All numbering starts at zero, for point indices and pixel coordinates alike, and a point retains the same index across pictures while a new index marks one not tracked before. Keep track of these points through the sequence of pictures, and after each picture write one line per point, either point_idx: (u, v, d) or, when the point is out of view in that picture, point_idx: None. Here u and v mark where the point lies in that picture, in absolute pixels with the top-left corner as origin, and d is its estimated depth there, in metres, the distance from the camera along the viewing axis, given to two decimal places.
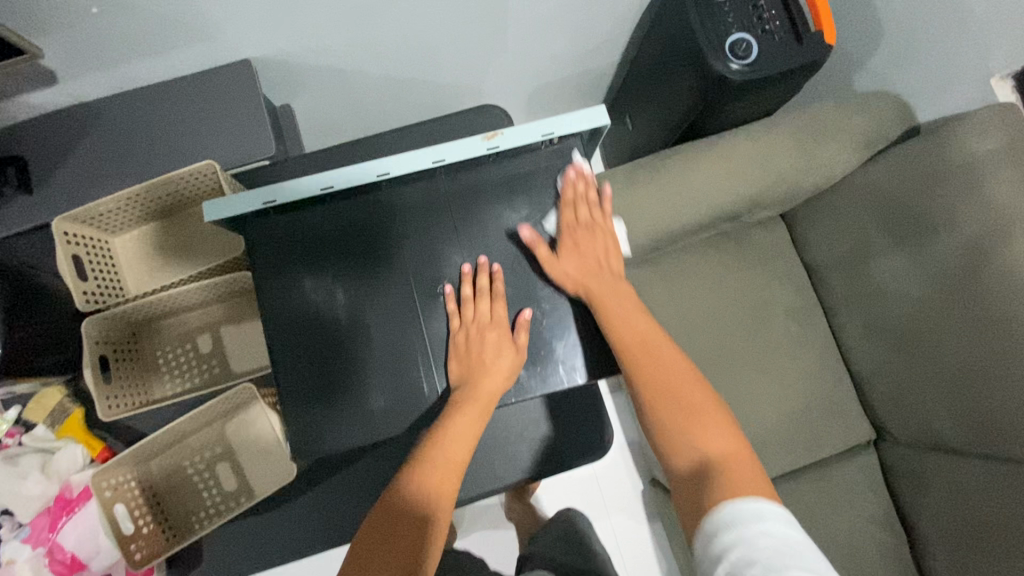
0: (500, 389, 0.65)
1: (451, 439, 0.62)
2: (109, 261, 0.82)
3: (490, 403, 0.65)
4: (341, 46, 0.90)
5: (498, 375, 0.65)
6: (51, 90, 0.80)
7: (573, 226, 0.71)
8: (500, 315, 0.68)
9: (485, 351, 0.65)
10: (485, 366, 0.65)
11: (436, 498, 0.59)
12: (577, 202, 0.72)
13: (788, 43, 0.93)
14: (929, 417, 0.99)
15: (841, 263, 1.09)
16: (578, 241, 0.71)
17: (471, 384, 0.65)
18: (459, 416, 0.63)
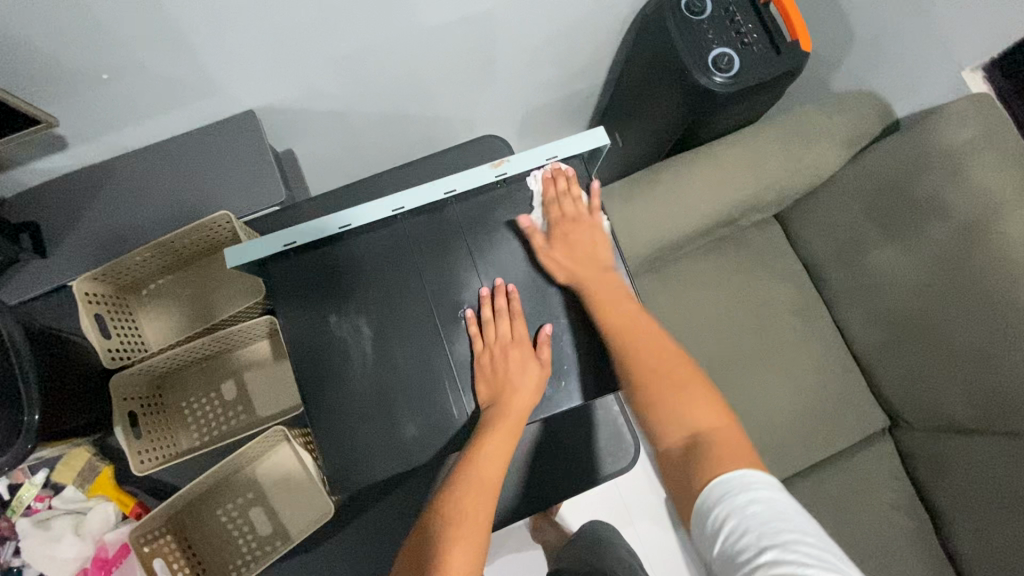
0: (528, 405, 0.67)
1: (485, 457, 0.63)
2: (128, 318, 0.83)
3: (521, 420, 0.66)
4: (341, 90, 0.93)
5: (526, 392, 0.66)
6: (61, 155, 0.82)
7: (563, 220, 0.73)
8: (523, 333, 0.70)
9: (510, 370, 0.67)
10: (512, 383, 0.66)
11: (473, 521, 0.60)
12: (560, 199, 0.74)
13: (766, 53, 0.97)
14: (940, 399, 1.02)
15: (838, 256, 1.12)
16: (569, 234, 0.73)
17: (502, 402, 0.66)
18: (491, 434, 0.64)
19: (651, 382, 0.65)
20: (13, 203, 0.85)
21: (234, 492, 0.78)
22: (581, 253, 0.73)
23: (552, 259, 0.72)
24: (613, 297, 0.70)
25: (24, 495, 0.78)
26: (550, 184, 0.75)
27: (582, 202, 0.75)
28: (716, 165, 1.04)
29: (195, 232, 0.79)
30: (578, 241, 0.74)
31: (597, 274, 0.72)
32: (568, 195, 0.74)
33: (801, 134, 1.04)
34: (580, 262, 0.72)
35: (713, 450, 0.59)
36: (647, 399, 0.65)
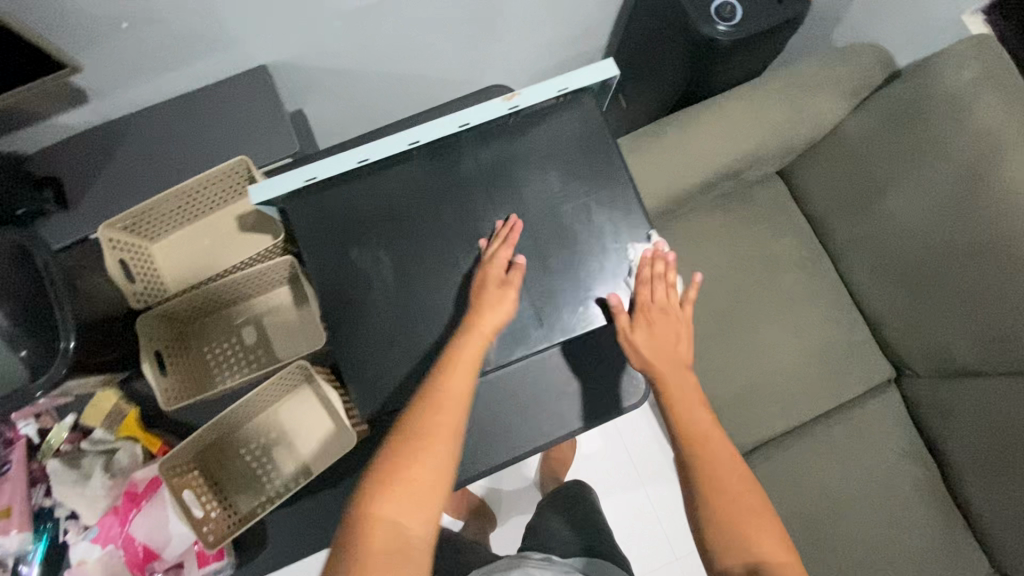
0: (496, 322, 0.67)
1: (450, 368, 0.63)
2: (149, 266, 0.85)
3: (488, 336, 0.66)
4: (351, 47, 0.95)
5: (490, 309, 0.67)
6: (80, 110, 0.84)
7: (649, 305, 0.71)
8: (487, 253, 0.69)
9: (476, 292, 0.68)
10: (476, 303, 0.67)
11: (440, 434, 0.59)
12: (652, 282, 0.72)
13: (769, 2, 0.99)
14: (946, 344, 1.03)
15: (841, 207, 1.14)
16: (652, 322, 0.71)
17: (467, 321, 0.67)
18: (463, 346, 0.65)
19: (724, 503, 0.62)
20: (35, 158, 0.87)
21: (256, 433, 0.80)
22: (665, 346, 0.70)
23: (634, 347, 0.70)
24: (683, 400, 0.68)
25: (52, 440, 0.80)
26: (646, 264, 0.73)
27: (675, 287, 0.73)
28: (720, 117, 1.05)
29: (214, 180, 0.81)
30: (662, 329, 0.71)
31: (675, 374, 0.69)
32: (663, 281, 0.72)
33: (803, 86, 1.06)
34: (664, 358, 0.69)
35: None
36: (716, 509, 0.62)
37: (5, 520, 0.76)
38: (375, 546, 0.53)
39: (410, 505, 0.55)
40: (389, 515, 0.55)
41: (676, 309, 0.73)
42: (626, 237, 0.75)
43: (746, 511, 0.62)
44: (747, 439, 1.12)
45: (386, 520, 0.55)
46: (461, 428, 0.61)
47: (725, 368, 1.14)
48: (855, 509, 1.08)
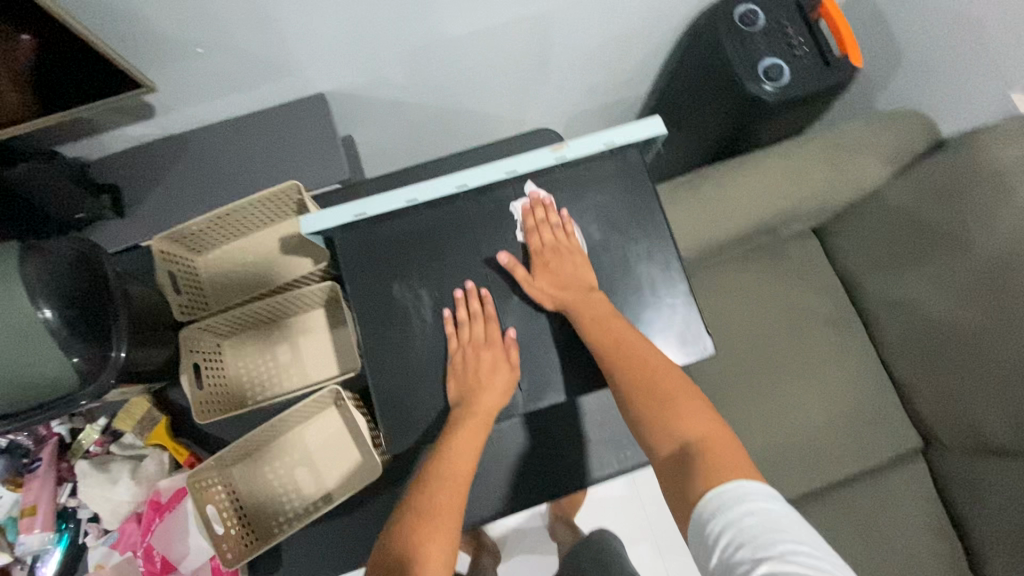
0: (496, 404, 0.67)
1: (455, 448, 0.63)
2: (194, 280, 0.87)
3: (489, 419, 0.67)
4: (405, 81, 0.98)
5: (494, 392, 0.68)
6: (145, 124, 0.88)
7: (541, 251, 0.73)
8: (494, 334, 0.71)
9: (479, 368, 0.68)
10: (481, 383, 0.68)
11: (445, 513, 0.59)
12: (539, 228, 0.75)
13: (817, 66, 1.00)
14: (976, 420, 1.00)
15: (877, 269, 1.13)
16: (550, 263, 0.73)
17: (470, 401, 0.67)
18: (465, 427, 0.65)
19: (640, 396, 0.64)
20: (96, 165, 0.90)
21: (281, 452, 0.81)
22: (569, 280, 0.73)
23: (539, 291, 0.72)
24: (598, 319, 0.69)
25: (83, 440, 0.81)
26: (528, 212, 0.75)
27: (557, 228, 0.75)
28: (760, 172, 1.06)
29: (265, 201, 0.84)
30: (561, 268, 0.73)
31: (583, 295, 0.71)
32: (548, 223, 0.75)
33: (844, 148, 1.06)
34: (566, 291, 0.71)
35: (704, 465, 0.55)
36: (638, 406, 0.64)
37: (31, 518, 0.78)
38: None
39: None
40: None
41: (573, 243, 0.75)
42: (664, 290, 0.75)
43: (661, 397, 0.63)
44: None
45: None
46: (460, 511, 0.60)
47: (746, 422, 1.12)
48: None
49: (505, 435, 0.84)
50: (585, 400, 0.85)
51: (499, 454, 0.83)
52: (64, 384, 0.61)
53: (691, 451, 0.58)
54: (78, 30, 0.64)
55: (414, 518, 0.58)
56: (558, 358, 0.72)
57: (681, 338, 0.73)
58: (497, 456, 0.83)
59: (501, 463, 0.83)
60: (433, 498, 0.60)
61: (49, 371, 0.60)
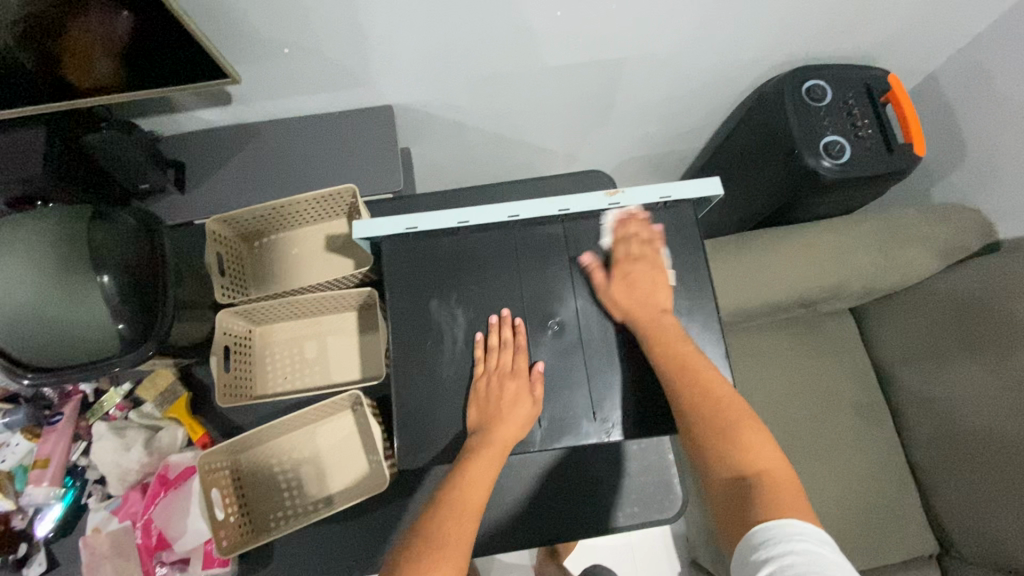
0: (514, 437, 0.67)
1: (468, 477, 0.62)
2: (239, 263, 0.90)
3: (504, 451, 0.65)
4: (470, 104, 1.00)
5: (513, 425, 0.67)
6: (220, 110, 0.92)
7: (623, 258, 0.74)
8: (522, 366, 0.71)
9: (503, 399, 0.68)
10: (502, 414, 0.67)
11: (456, 542, 0.57)
12: (628, 240, 0.75)
13: (879, 150, 1.01)
14: (996, 534, 0.93)
15: (915, 360, 1.09)
16: (629, 271, 0.73)
17: (489, 431, 0.66)
18: (480, 457, 0.64)
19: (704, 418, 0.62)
20: (168, 142, 0.95)
21: (292, 447, 0.81)
22: (643, 293, 0.72)
23: (610, 298, 0.73)
24: (664, 339, 0.68)
25: (105, 402, 0.83)
26: (622, 224, 0.77)
27: (648, 244, 0.75)
28: (805, 245, 1.05)
29: (320, 200, 0.86)
30: (638, 280, 0.73)
31: (651, 315, 0.70)
32: (639, 236, 0.76)
33: (895, 234, 1.05)
34: (636, 304, 0.71)
35: (766, 499, 0.56)
36: (694, 432, 0.63)
37: (41, 470, 0.79)
38: None
39: None
40: None
41: (658, 261, 0.74)
42: (699, 348, 0.73)
43: (721, 428, 0.62)
44: None
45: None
46: (471, 542, 0.59)
47: None
48: None
49: (514, 469, 0.82)
50: (599, 447, 0.84)
51: (504, 487, 0.81)
52: (104, 349, 0.63)
53: (750, 486, 0.58)
54: (188, 25, 0.67)
55: (423, 548, 0.56)
56: (580, 400, 0.72)
57: None
58: (502, 488, 0.81)
59: (504, 496, 0.81)
60: (445, 525, 0.58)
61: (93, 335, 0.63)
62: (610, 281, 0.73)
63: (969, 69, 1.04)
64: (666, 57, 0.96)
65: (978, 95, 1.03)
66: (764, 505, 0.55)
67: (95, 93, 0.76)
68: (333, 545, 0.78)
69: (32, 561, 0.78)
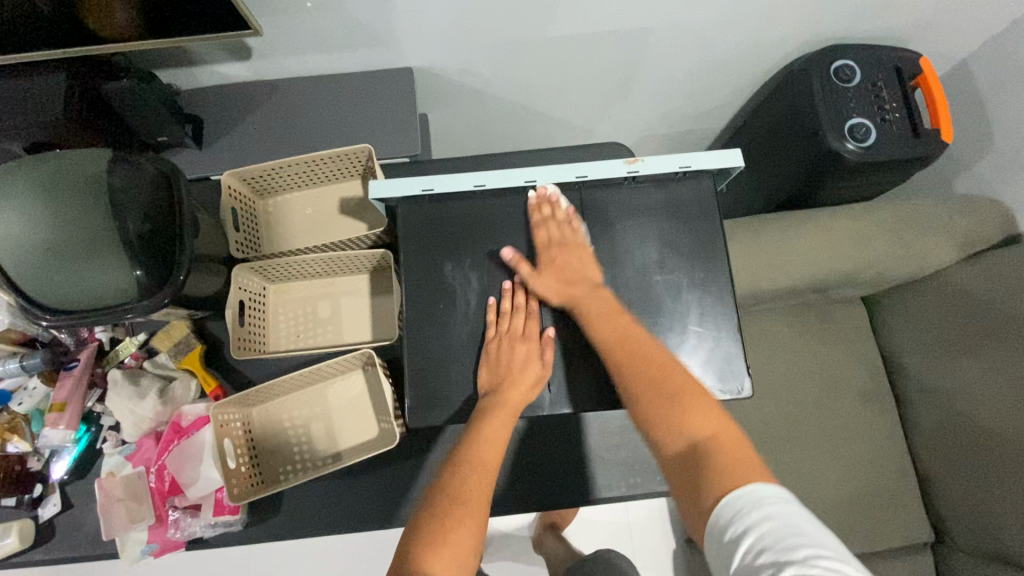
0: (525, 398, 0.68)
1: (483, 435, 0.63)
2: (253, 219, 0.90)
3: (517, 411, 0.67)
4: (490, 72, 0.99)
5: (523, 387, 0.68)
6: (239, 65, 0.91)
7: (549, 247, 0.73)
8: (533, 331, 0.72)
9: (514, 362, 0.69)
10: (512, 376, 0.68)
11: (478, 498, 0.59)
12: (546, 223, 0.74)
13: (905, 134, 0.99)
14: (997, 525, 0.93)
15: (923, 349, 1.08)
16: (556, 259, 0.73)
17: (500, 392, 0.67)
18: (493, 417, 0.65)
19: (649, 390, 0.62)
20: (186, 95, 0.94)
21: (303, 403, 0.83)
22: (574, 275, 0.72)
23: (544, 288, 0.72)
24: (608, 323, 0.68)
25: (121, 351, 0.83)
26: (533, 211, 0.74)
27: (565, 224, 0.74)
28: (823, 229, 1.04)
29: (337, 159, 0.86)
30: (568, 264, 0.73)
31: (591, 296, 0.71)
32: (555, 219, 0.74)
33: (916, 222, 1.03)
34: (572, 286, 0.71)
35: (715, 461, 0.55)
36: (644, 406, 0.62)
37: (58, 413, 0.79)
38: None
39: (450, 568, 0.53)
40: None
41: (579, 239, 0.74)
42: (711, 322, 0.74)
43: (669, 397, 0.61)
44: None
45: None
46: (490, 496, 0.60)
47: None
48: None
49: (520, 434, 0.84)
50: (605, 416, 0.85)
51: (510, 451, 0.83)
52: (126, 293, 0.64)
53: (700, 451, 0.57)
54: None
55: (445, 502, 0.58)
56: (591, 369, 0.72)
57: (720, 372, 0.72)
58: (508, 452, 0.83)
59: (509, 460, 0.83)
60: (465, 483, 0.60)
61: (114, 276, 0.63)
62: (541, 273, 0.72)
63: (1001, 58, 1.01)
64: (695, 29, 0.93)
65: (1008, 82, 1.00)
66: (714, 468, 0.55)
67: (118, 40, 0.75)
68: (340, 498, 0.80)
69: (47, 501, 0.81)
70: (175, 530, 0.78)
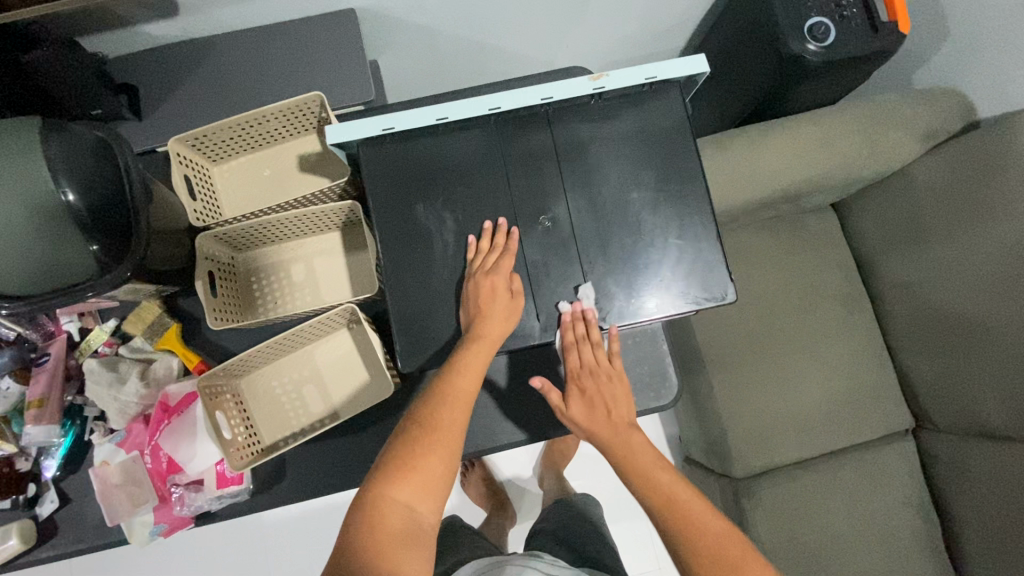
0: (501, 332, 0.67)
1: (460, 365, 0.63)
2: (210, 189, 0.86)
3: (494, 345, 0.66)
4: (437, 6, 0.93)
5: (498, 320, 0.67)
6: (166, 23, 0.84)
7: (580, 373, 0.71)
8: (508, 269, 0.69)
9: (489, 299, 0.67)
10: (485, 310, 0.67)
11: (450, 429, 0.60)
12: (578, 346, 0.71)
13: (864, 30, 0.98)
14: (971, 401, 0.99)
15: (893, 245, 1.11)
16: (588, 392, 0.72)
17: (475, 325, 0.66)
18: (468, 349, 0.64)
19: (703, 551, 0.61)
20: (115, 63, 0.87)
21: (292, 367, 0.81)
22: (605, 411, 0.71)
23: (573, 420, 0.72)
24: (645, 465, 0.68)
25: (92, 340, 0.80)
26: (568, 325, 0.71)
27: (599, 344, 0.72)
28: (790, 136, 1.04)
29: (288, 113, 0.81)
30: (597, 397, 0.72)
31: (621, 436, 0.70)
32: (588, 342, 0.71)
33: (880, 119, 1.04)
34: (604, 427, 0.71)
35: None
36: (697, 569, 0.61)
37: (38, 410, 0.76)
38: (387, 531, 0.53)
39: (416, 490, 0.55)
40: (403, 502, 0.55)
41: (612, 364, 0.72)
42: (691, 234, 0.74)
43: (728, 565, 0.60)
44: (755, 461, 1.10)
45: (393, 512, 0.54)
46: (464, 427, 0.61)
47: (746, 387, 1.13)
48: (847, 545, 1.05)
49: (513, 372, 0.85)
50: None
51: (504, 388, 0.85)
52: (82, 269, 0.61)
53: None
54: None
55: (417, 433, 0.58)
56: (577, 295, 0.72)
57: (703, 282, 0.73)
58: (503, 388, 0.84)
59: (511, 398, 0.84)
60: (439, 413, 0.60)
61: (67, 255, 0.60)
62: (572, 403, 0.72)
63: None
64: None
65: None
66: None
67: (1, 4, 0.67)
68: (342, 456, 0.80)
69: (45, 499, 0.79)
70: (180, 507, 0.77)
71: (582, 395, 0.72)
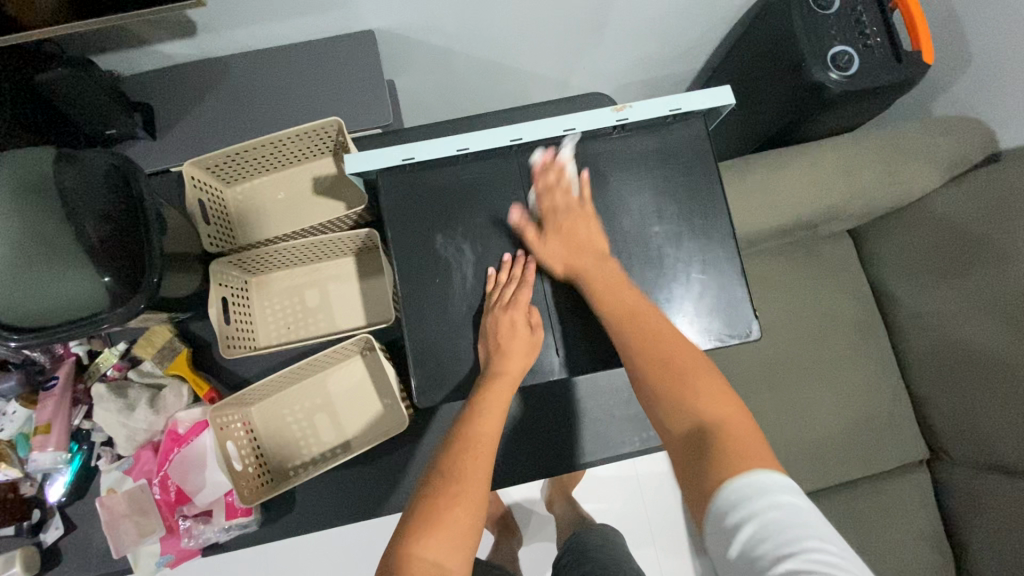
0: (521, 369, 0.66)
1: (483, 410, 0.62)
2: (223, 211, 0.84)
3: (515, 384, 0.65)
4: (456, 28, 0.92)
5: (518, 358, 0.66)
6: (182, 43, 0.83)
7: (554, 214, 0.71)
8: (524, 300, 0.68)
9: (507, 336, 0.67)
10: (504, 348, 0.66)
11: (474, 474, 0.57)
12: (551, 192, 0.72)
13: (886, 59, 0.96)
14: (989, 436, 0.98)
15: (910, 274, 1.09)
16: (563, 227, 0.70)
17: (494, 364, 0.66)
18: (488, 391, 0.64)
19: (651, 359, 0.61)
20: (128, 82, 0.86)
21: (304, 396, 0.80)
22: (582, 245, 0.70)
23: (550, 258, 0.70)
24: (614, 292, 0.66)
25: (101, 363, 0.79)
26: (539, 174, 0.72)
27: (572, 190, 0.72)
28: (809, 164, 1.02)
29: (305, 136, 0.80)
30: (572, 231, 0.70)
31: (595, 264, 0.69)
32: (560, 186, 0.72)
33: (900, 148, 1.02)
34: (577, 255, 0.69)
35: (719, 444, 0.52)
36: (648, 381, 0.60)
37: (44, 436, 0.75)
38: None
39: (443, 545, 0.53)
40: (432, 559, 0.52)
41: (585, 207, 0.72)
42: (713, 268, 0.72)
43: (675, 372, 0.59)
44: None
45: (421, 569, 0.51)
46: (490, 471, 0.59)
47: (759, 416, 1.11)
48: None
49: None
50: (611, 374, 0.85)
51: None
52: (93, 302, 0.59)
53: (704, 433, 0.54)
54: None
55: (441, 482, 0.57)
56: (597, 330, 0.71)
57: (725, 318, 0.72)
58: None
59: None
60: (464, 459, 0.58)
61: (81, 285, 0.59)
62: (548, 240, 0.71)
63: None
64: None
65: None
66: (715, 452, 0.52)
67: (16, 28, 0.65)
68: (354, 487, 0.79)
69: (50, 525, 0.78)
70: (188, 538, 0.77)
71: (556, 230, 0.70)
